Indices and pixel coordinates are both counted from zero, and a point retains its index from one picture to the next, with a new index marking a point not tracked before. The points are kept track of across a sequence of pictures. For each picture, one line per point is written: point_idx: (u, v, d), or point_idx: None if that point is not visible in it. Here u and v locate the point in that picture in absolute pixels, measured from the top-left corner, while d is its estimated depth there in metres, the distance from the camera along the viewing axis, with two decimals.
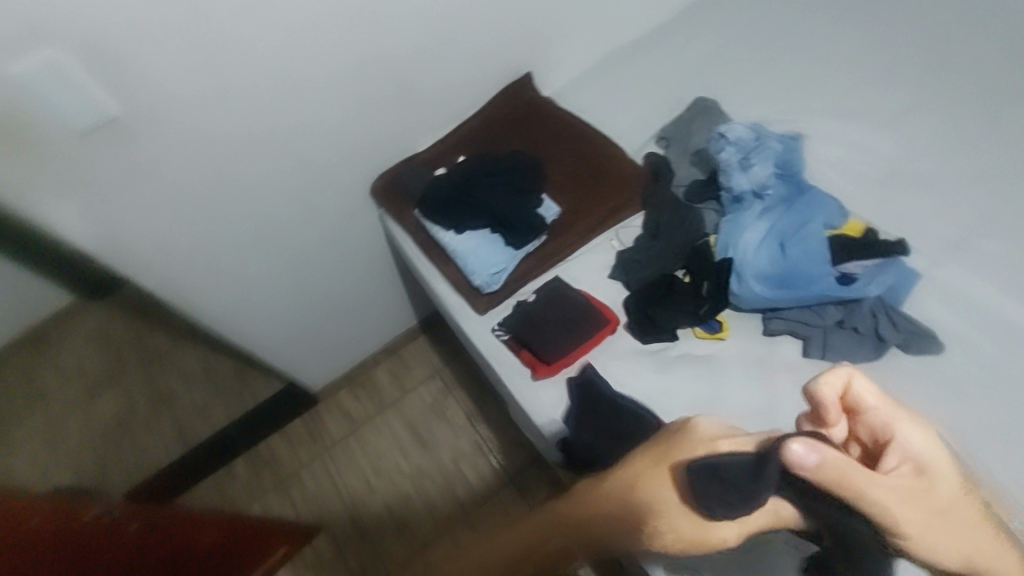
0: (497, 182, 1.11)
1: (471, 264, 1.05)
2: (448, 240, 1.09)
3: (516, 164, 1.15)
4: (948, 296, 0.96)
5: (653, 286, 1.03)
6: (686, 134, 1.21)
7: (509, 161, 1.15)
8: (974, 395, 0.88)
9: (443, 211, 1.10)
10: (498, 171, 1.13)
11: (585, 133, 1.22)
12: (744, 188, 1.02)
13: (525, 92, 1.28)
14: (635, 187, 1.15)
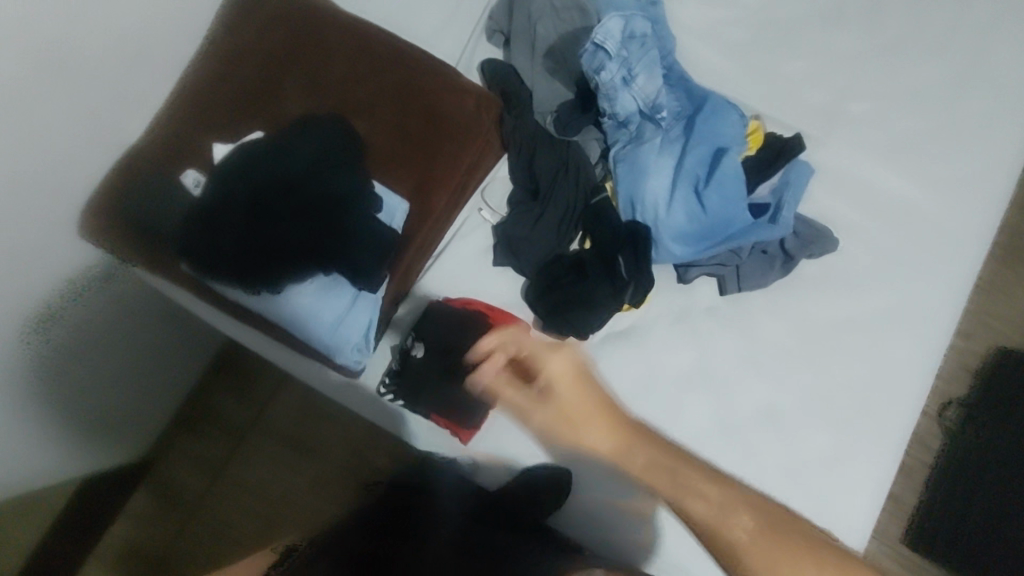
0: (300, 196, 0.72)
1: (325, 335, 0.72)
2: (265, 307, 0.71)
3: (317, 148, 0.74)
4: (829, 182, 0.93)
5: (554, 274, 0.81)
6: (527, 21, 0.86)
7: (305, 146, 0.74)
8: (866, 281, 0.91)
9: (236, 267, 0.70)
10: (293, 176, 0.72)
11: (397, 50, 0.81)
12: (632, 111, 0.78)
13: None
14: (491, 126, 0.82)
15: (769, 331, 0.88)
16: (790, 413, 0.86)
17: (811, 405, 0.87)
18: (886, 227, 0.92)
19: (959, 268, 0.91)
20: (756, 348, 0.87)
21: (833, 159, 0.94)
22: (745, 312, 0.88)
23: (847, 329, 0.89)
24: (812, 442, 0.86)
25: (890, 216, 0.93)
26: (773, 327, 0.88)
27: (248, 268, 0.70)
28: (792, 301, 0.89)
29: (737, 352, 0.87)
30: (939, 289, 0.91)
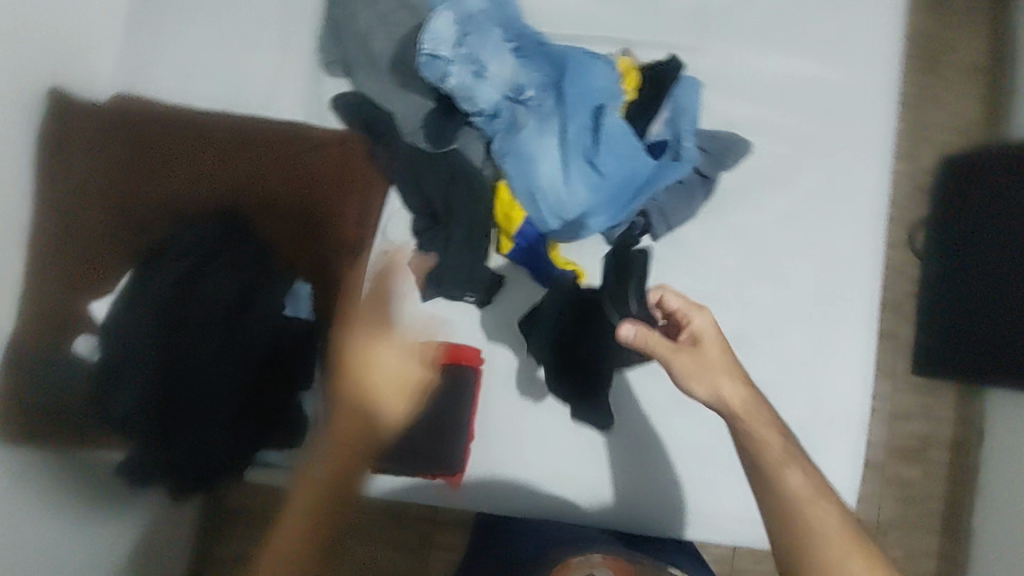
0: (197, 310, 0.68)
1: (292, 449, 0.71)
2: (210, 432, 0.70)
3: (194, 252, 0.70)
4: (723, 82, 0.89)
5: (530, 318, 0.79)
6: (359, 42, 0.80)
7: (180, 252, 0.69)
8: (788, 169, 0.90)
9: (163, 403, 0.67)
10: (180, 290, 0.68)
11: (235, 130, 0.79)
12: (497, 101, 0.72)
13: (87, 109, 0.73)
14: (360, 164, 0.79)
15: (711, 256, 0.87)
16: (753, 325, 0.87)
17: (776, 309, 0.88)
18: (788, 110, 0.91)
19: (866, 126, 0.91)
20: (704, 277, 0.87)
21: (718, 61, 0.90)
22: (683, 247, 0.87)
23: (781, 225, 0.89)
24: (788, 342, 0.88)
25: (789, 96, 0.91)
26: (713, 250, 0.87)
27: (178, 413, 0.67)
28: (722, 218, 0.88)
29: (688, 288, 0.87)
30: (856, 152, 0.91)
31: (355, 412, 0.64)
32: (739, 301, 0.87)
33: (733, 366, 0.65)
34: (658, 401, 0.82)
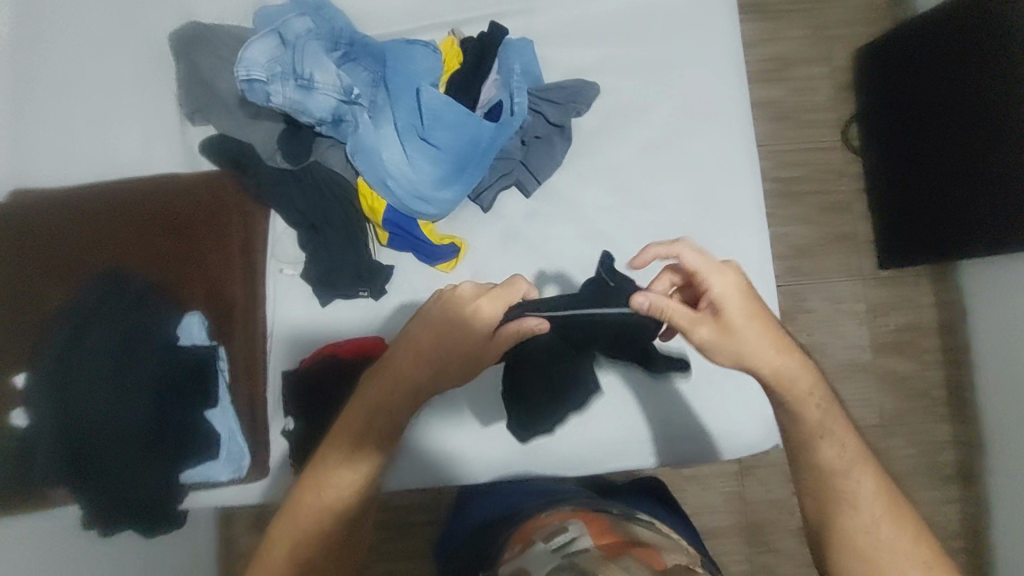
0: (104, 360, 0.69)
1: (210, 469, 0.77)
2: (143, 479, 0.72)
3: (85, 307, 0.70)
4: (557, 36, 0.93)
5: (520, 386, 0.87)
6: (209, 87, 0.85)
7: (77, 312, 0.69)
8: (643, 99, 0.93)
9: (97, 459, 0.67)
10: (81, 343, 0.68)
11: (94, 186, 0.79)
12: (332, 106, 0.77)
13: (32, 190, 0.67)
14: (230, 196, 0.85)
15: (588, 198, 0.91)
16: (646, 252, 0.90)
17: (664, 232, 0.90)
18: (629, 42, 0.94)
19: (708, 34, 0.94)
20: (586, 218, 0.90)
21: (549, 15, 0.93)
22: (558, 197, 0.90)
23: (648, 151, 0.92)
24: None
25: (628, 29, 0.94)
26: (588, 192, 0.91)
27: (104, 455, 0.68)
28: (589, 160, 0.91)
29: (574, 233, 0.90)
30: (703, 64, 0.94)
31: (384, 394, 0.65)
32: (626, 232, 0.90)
33: (771, 329, 0.64)
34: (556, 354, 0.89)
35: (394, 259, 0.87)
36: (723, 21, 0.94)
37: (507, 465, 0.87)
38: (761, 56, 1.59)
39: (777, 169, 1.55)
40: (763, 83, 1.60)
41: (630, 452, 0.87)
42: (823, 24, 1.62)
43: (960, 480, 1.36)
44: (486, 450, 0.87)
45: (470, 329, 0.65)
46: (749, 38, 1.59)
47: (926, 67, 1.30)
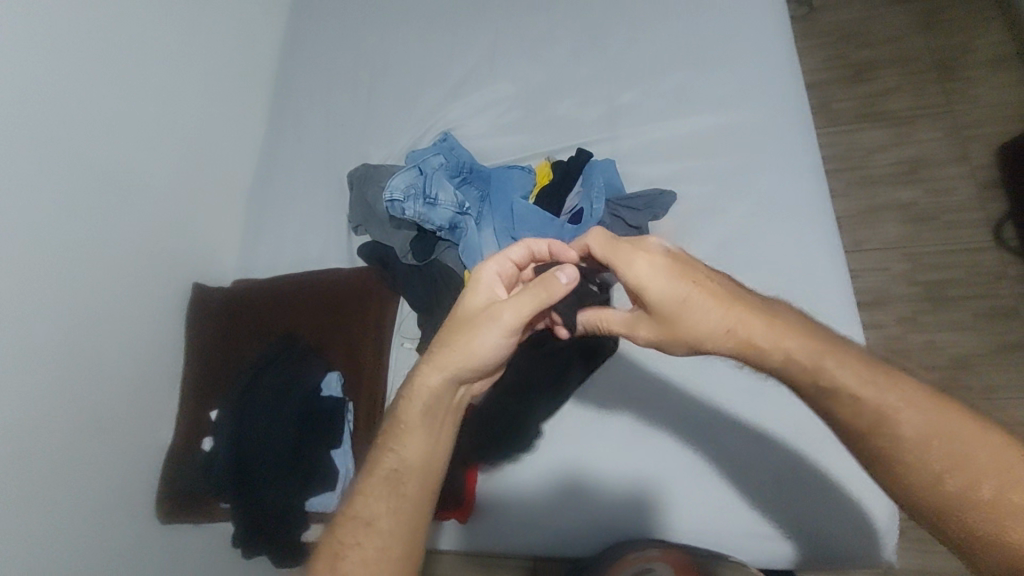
0: (257, 402, 0.96)
1: (322, 501, 0.94)
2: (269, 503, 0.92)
3: (262, 363, 1.02)
4: (637, 155, 1.10)
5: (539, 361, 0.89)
6: (369, 207, 1.16)
7: (255, 367, 1.02)
8: (719, 202, 1.02)
9: (239, 475, 0.93)
10: (248, 385, 0.99)
11: (288, 281, 1.13)
12: (449, 217, 1.01)
13: (242, 290, 1.14)
14: (376, 287, 1.10)
15: None
16: None
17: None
18: (703, 156, 1.06)
19: (783, 147, 1.02)
20: None
21: (632, 140, 1.11)
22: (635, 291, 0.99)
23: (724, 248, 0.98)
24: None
25: (708, 145, 1.07)
26: None
27: (249, 469, 0.93)
28: None
29: None
30: (777, 172, 1.01)
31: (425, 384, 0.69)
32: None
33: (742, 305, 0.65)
34: (645, 406, 0.91)
35: None
36: (796, 136, 1.02)
37: (653, 523, 0.86)
38: (884, 162, 1.60)
39: (917, 271, 1.48)
40: (895, 185, 1.57)
41: (783, 517, 0.82)
42: (958, 125, 1.59)
43: None
44: (620, 511, 0.87)
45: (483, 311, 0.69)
46: (870, 145, 1.62)
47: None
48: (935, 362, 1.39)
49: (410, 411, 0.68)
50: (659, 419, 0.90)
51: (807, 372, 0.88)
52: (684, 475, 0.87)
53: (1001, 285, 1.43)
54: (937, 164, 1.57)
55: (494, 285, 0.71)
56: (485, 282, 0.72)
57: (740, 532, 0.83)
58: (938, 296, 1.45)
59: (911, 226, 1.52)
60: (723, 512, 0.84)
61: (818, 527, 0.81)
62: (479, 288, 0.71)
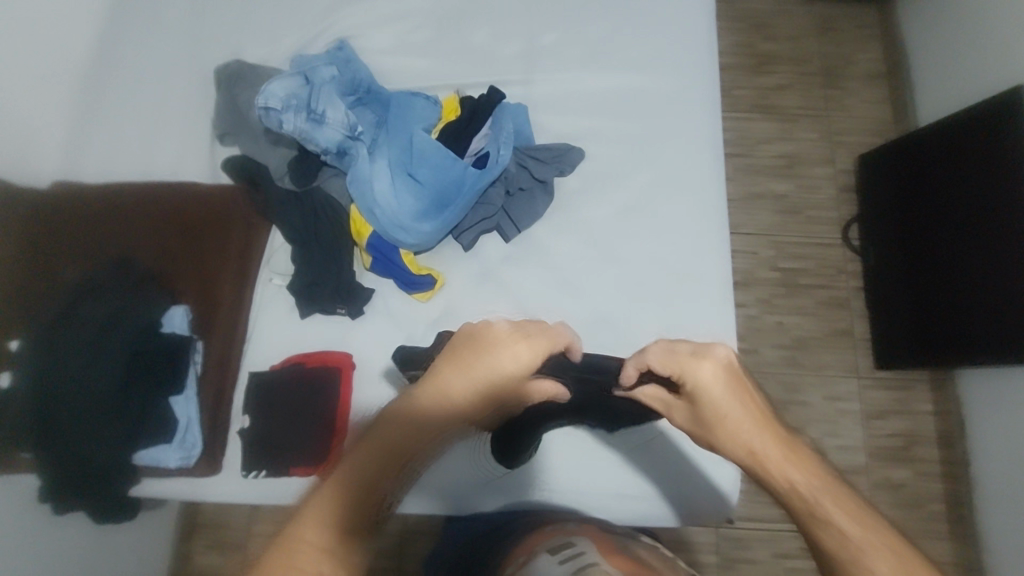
0: (72, 333, 0.77)
1: (157, 453, 0.81)
2: (83, 456, 0.76)
3: (81, 285, 0.82)
4: (550, 105, 1.04)
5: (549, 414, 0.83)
6: (240, 115, 0.98)
7: (72, 290, 0.81)
8: (625, 166, 1.00)
9: (43, 424, 0.73)
10: (61, 311, 0.78)
11: (124, 187, 0.92)
12: (337, 140, 0.88)
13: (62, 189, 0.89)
14: (240, 211, 0.94)
15: (560, 249, 0.96)
16: (615, 308, 0.93)
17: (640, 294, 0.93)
18: (615, 117, 1.03)
19: (689, 120, 1.02)
20: (558, 267, 0.95)
21: (546, 88, 1.05)
22: (533, 247, 0.96)
23: (623, 213, 0.98)
24: (651, 315, 0.92)
25: (622, 106, 1.04)
26: (561, 243, 0.96)
27: (57, 417, 0.74)
28: (570, 216, 0.98)
29: (545, 280, 0.94)
30: (681, 145, 1.01)
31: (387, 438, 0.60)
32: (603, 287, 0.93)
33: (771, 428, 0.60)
34: None
35: (375, 284, 0.93)
36: (703, 110, 1.03)
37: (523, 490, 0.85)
38: (768, 153, 1.72)
39: (779, 258, 1.64)
40: (772, 176, 1.70)
41: (642, 487, 0.86)
42: (831, 129, 1.75)
43: None
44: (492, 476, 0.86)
45: (515, 383, 0.69)
46: (759, 136, 1.73)
47: (912, 191, 1.48)
48: (780, 340, 1.57)
49: (364, 454, 0.59)
50: None
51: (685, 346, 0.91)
52: (558, 447, 0.87)
53: (840, 278, 1.63)
54: (808, 162, 1.72)
55: (525, 367, 0.68)
56: (521, 357, 0.68)
57: (604, 489, 0.85)
58: (791, 283, 1.62)
59: (781, 217, 1.67)
60: (589, 482, 0.86)
61: (671, 484, 0.86)
62: (504, 361, 0.67)
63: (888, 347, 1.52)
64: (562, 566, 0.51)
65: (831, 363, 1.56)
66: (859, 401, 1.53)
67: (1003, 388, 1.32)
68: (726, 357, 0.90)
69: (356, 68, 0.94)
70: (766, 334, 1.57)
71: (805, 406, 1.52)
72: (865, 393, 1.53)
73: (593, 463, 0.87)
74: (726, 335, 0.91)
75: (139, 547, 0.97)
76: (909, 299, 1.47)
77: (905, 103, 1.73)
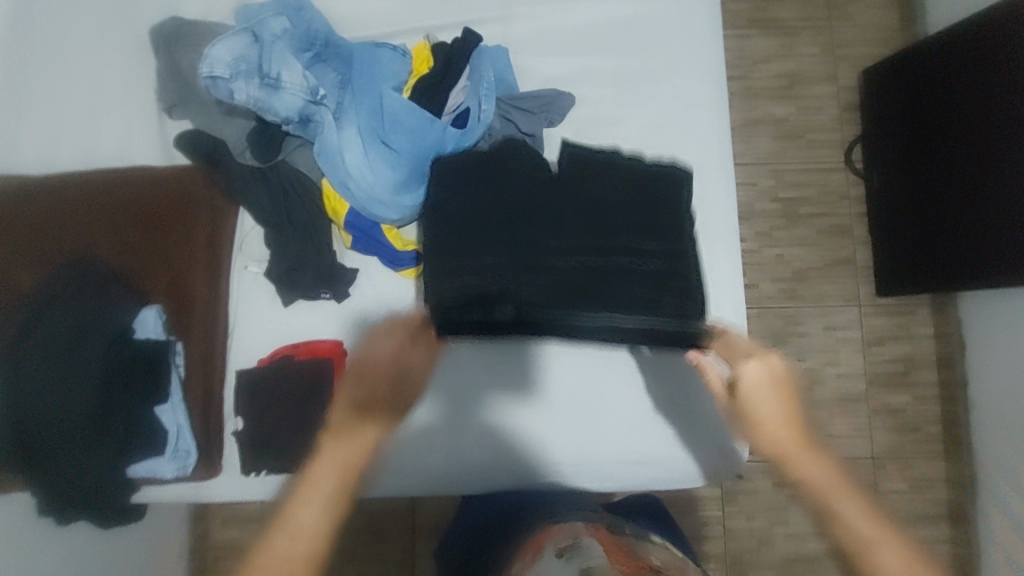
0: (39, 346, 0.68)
1: (150, 463, 0.78)
2: (74, 479, 0.70)
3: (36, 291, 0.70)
4: (534, 45, 0.93)
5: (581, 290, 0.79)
6: (186, 83, 0.87)
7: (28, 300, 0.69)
8: (619, 110, 0.91)
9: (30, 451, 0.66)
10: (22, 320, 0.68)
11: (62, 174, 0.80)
12: (297, 106, 0.78)
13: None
14: (201, 197, 0.86)
15: None
16: None
17: None
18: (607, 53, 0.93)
19: (689, 52, 0.92)
20: None
21: (528, 25, 0.93)
22: None
23: None
24: None
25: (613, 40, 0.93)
26: None
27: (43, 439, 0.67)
28: None
29: None
30: (683, 81, 0.92)
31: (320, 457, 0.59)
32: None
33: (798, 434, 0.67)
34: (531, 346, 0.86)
35: (359, 264, 0.87)
36: (704, 40, 0.92)
37: (534, 472, 0.83)
38: (766, 74, 1.60)
39: (777, 189, 1.56)
40: (771, 100, 1.59)
41: (659, 458, 0.84)
42: (834, 42, 1.62)
43: (949, 519, 1.38)
44: (505, 460, 0.83)
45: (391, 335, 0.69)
46: (757, 55, 1.60)
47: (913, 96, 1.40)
48: (779, 274, 1.51)
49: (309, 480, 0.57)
50: (544, 361, 0.85)
51: (693, 303, 0.87)
52: (571, 423, 0.84)
53: (841, 204, 1.56)
54: (809, 81, 1.60)
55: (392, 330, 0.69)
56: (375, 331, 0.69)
57: (619, 461, 0.84)
58: (791, 214, 1.55)
59: (780, 144, 1.58)
60: (604, 458, 0.84)
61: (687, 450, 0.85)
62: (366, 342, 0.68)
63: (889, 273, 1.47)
64: (567, 563, 0.50)
65: (834, 293, 1.50)
66: (859, 329, 1.48)
67: (1000, 306, 1.28)
68: (732, 311, 0.87)
69: (308, 17, 0.82)
70: (764, 268, 1.51)
71: (806, 337, 1.47)
72: (866, 322, 1.49)
73: (602, 433, 0.84)
74: (733, 288, 0.88)
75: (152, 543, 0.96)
76: (917, 223, 1.39)
77: (912, 8, 1.59)
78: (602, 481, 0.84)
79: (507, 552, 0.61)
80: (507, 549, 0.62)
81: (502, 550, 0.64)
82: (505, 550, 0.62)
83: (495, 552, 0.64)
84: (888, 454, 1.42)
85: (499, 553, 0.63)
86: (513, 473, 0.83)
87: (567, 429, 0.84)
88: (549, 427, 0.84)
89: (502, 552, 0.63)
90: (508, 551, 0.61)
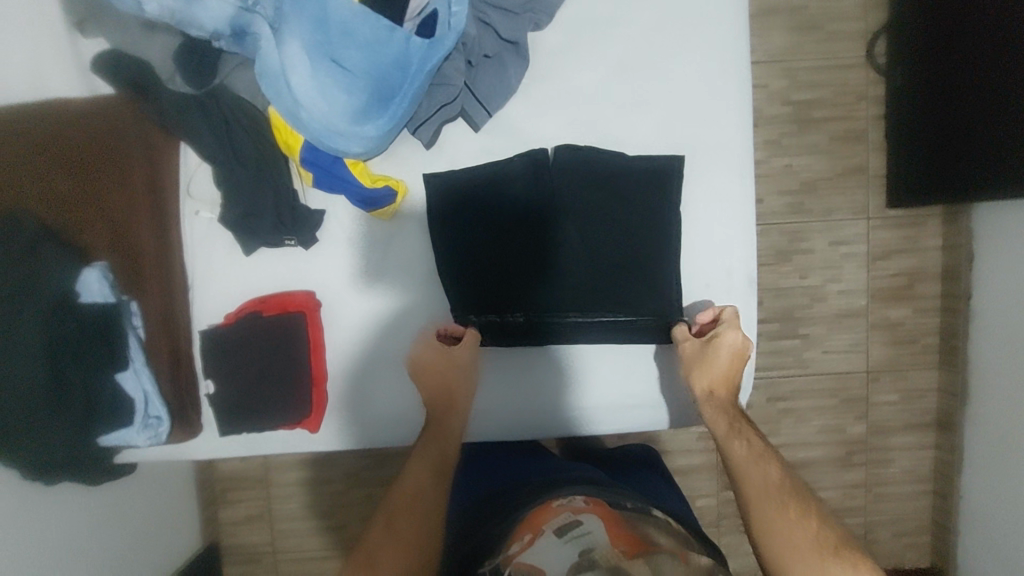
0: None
1: (123, 429, 0.74)
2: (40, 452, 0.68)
3: None
4: None
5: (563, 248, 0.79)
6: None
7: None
8: (616, 8, 0.77)
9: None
10: None
11: None
12: (225, 18, 0.65)
13: None
14: (130, 132, 0.74)
15: (543, 132, 0.78)
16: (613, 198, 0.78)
17: (646, 179, 0.78)
18: None
19: None
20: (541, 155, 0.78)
21: None
22: (508, 133, 0.78)
23: (619, 75, 0.77)
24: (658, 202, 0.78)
25: None
26: (543, 124, 0.78)
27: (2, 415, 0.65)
28: (551, 87, 0.78)
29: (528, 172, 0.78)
30: None
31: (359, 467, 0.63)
32: (606, 170, 0.77)
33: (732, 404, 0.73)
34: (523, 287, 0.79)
35: (325, 204, 0.78)
36: None
37: (527, 415, 0.80)
38: None
39: (793, 89, 1.34)
40: None
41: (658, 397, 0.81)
42: None
43: (937, 427, 1.40)
44: (499, 405, 0.80)
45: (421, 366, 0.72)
46: None
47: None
48: (788, 186, 1.36)
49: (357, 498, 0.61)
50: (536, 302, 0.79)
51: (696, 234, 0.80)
52: (565, 365, 0.80)
53: (859, 106, 1.34)
54: None
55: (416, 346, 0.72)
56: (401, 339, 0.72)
57: (617, 401, 0.81)
58: (804, 118, 1.34)
59: None
60: (602, 398, 0.80)
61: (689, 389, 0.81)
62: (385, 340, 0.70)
63: (899, 180, 1.32)
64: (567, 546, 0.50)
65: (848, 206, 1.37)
66: (867, 244, 1.37)
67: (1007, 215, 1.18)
68: (738, 241, 0.79)
69: None
70: (772, 181, 1.35)
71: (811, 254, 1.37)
72: (876, 236, 1.37)
73: (600, 373, 0.81)
74: (743, 215, 0.79)
75: (146, 494, 0.96)
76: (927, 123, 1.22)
77: None
78: (600, 421, 0.81)
79: (500, 526, 0.56)
80: (499, 522, 0.57)
81: (496, 522, 0.59)
82: (498, 522, 0.57)
83: (486, 525, 0.59)
84: (884, 365, 1.39)
85: (489, 525, 0.58)
86: (508, 416, 0.80)
87: (562, 370, 0.80)
88: (544, 369, 0.80)
89: (495, 524, 0.58)
90: (501, 523, 0.56)
